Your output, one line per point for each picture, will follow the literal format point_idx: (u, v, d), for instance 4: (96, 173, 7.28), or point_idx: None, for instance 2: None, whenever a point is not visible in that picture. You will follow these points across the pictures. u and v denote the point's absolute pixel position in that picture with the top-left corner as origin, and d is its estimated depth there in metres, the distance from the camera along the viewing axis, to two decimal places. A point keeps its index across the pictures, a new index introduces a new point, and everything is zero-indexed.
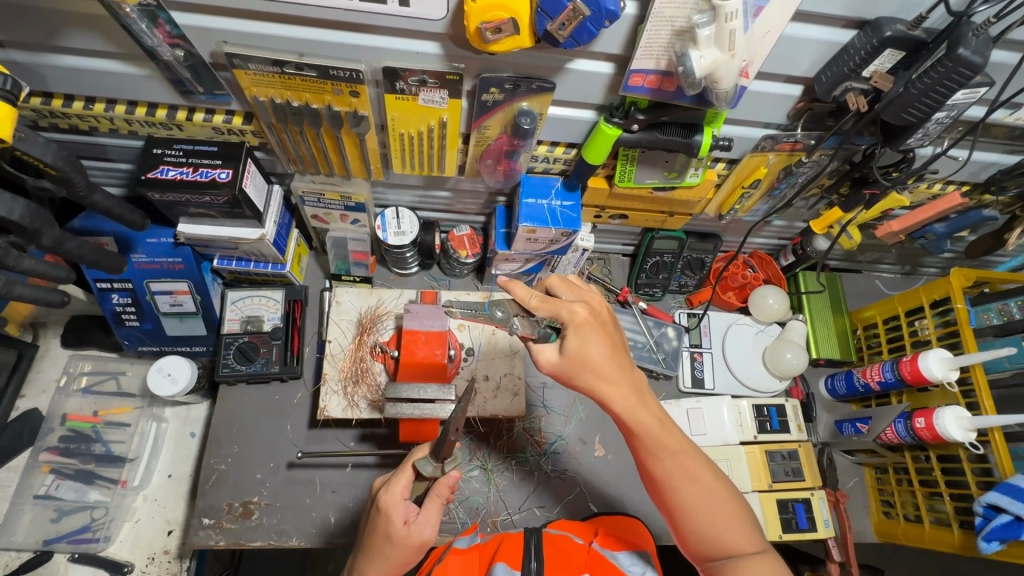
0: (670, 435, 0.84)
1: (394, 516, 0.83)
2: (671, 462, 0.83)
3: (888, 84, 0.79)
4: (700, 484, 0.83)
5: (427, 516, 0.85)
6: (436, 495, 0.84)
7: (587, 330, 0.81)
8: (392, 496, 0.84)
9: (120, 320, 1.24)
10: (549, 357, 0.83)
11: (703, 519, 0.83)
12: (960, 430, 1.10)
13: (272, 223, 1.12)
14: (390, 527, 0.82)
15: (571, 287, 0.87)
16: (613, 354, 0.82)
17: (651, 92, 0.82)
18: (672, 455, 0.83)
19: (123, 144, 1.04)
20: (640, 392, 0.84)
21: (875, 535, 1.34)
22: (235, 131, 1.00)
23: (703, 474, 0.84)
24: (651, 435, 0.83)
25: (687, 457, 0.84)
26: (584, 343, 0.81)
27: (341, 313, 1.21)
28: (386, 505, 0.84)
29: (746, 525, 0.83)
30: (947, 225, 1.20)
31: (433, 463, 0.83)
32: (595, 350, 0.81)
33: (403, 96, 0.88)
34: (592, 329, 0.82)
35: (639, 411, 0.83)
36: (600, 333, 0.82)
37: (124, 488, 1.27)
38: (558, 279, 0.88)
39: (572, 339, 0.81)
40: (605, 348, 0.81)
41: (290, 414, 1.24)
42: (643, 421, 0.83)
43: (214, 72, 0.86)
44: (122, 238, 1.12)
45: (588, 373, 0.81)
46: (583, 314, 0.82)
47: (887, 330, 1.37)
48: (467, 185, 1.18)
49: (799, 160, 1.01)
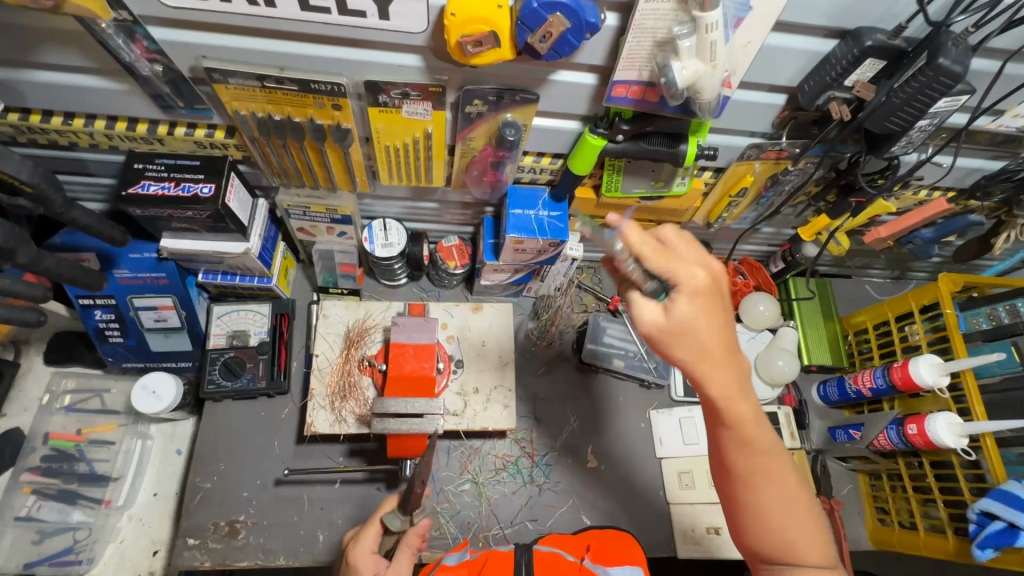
0: (763, 436, 0.77)
1: (362, 569, 0.83)
2: (757, 463, 0.77)
3: (870, 93, 0.79)
4: (783, 491, 0.78)
5: (396, 567, 0.83)
6: (407, 545, 0.86)
7: (705, 299, 0.73)
8: (360, 550, 0.86)
9: (103, 336, 1.22)
10: (650, 318, 0.74)
11: (779, 523, 0.78)
12: (952, 436, 1.09)
13: (257, 236, 1.11)
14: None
15: (693, 244, 0.77)
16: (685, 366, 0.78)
17: (635, 102, 0.81)
18: (760, 458, 0.77)
19: (104, 158, 1.03)
20: (741, 386, 0.75)
21: (871, 542, 1.33)
22: (218, 145, 0.99)
23: (791, 482, 0.78)
24: (741, 427, 0.75)
25: (778, 463, 0.78)
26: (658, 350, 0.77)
27: (327, 326, 1.19)
28: (354, 559, 0.85)
29: (822, 535, 0.79)
30: (935, 231, 1.21)
31: (401, 516, 0.85)
32: (703, 325, 0.72)
33: (386, 109, 0.87)
34: (710, 299, 0.73)
35: (737, 402, 0.74)
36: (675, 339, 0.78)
37: (108, 508, 1.24)
38: (674, 233, 0.79)
39: (657, 315, 0.73)
40: (718, 326, 0.73)
41: (277, 430, 1.22)
42: (738, 415, 0.75)
43: (193, 86, 0.85)
44: (104, 254, 1.10)
45: (689, 344, 0.73)
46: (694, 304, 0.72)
47: (877, 336, 1.37)
48: (454, 196, 1.17)
49: (786, 168, 1.01)
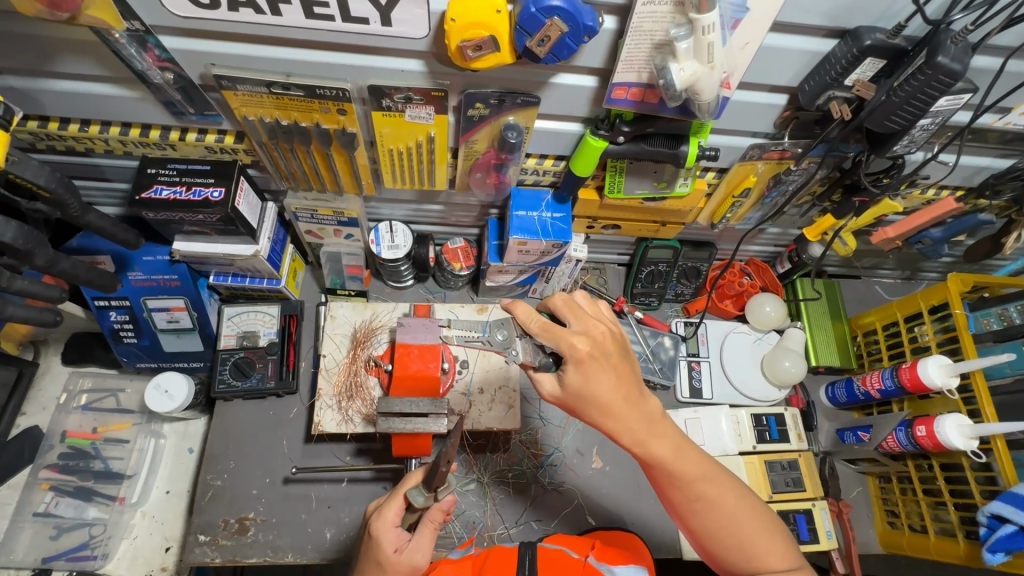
0: (685, 462, 0.83)
1: (384, 543, 0.84)
2: (689, 490, 0.83)
3: (870, 92, 0.79)
4: (723, 510, 0.83)
5: (418, 543, 0.85)
6: (429, 521, 0.86)
7: (589, 367, 0.78)
8: (384, 523, 0.85)
9: (118, 337, 1.25)
10: (551, 390, 0.82)
11: (730, 540, 0.82)
12: (962, 438, 1.08)
13: (266, 238, 1.13)
14: (379, 554, 0.83)
15: (576, 312, 0.82)
16: (619, 390, 0.79)
17: (635, 104, 0.82)
18: (690, 483, 0.82)
19: (119, 164, 1.06)
20: (652, 423, 0.82)
21: (880, 546, 1.32)
22: (227, 149, 1.01)
23: (726, 498, 0.83)
24: (666, 464, 0.82)
25: (709, 483, 0.83)
26: (587, 379, 0.78)
27: (335, 327, 1.21)
28: (378, 531, 0.85)
29: (775, 542, 0.83)
30: (944, 230, 1.19)
31: (425, 493, 0.84)
32: (597, 388, 0.79)
33: (390, 113, 0.89)
34: (595, 364, 0.79)
35: (651, 441, 0.81)
36: (603, 367, 0.79)
37: (122, 505, 1.27)
38: (563, 301, 0.83)
39: (553, 388, 0.81)
40: (612, 383, 0.79)
41: (285, 429, 1.24)
42: (657, 453, 0.82)
43: (203, 93, 0.88)
44: (118, 256, 1.13)
45: (593, 408, 0.80)
46: (592, 363, 0.79)
47: (887, 337, 1.36)
48: (459, 199, 1.19)
49: (788, 168, 1.01)
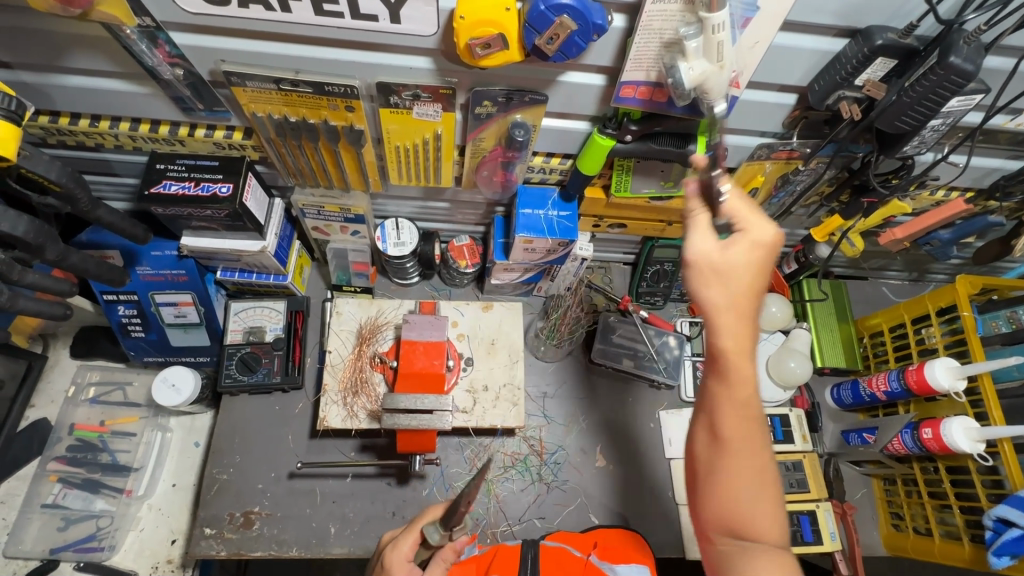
0: (745, 399, 0.72)
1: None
2: (728, 414, 0.72)
3: (881, 92, 0.78)
4: (742, 465, 0.72)
5: None
6: (442, 558, 0.86)
7: (760, 252, 0.71)
8: (398, 556, 0.86)
9: (126, 331, 1.26)
10: (703, 248, 0.70)
11: (729, 513, 0.71)
12: (968, 441, 1.08)
13: (273, 235, 1.14)
14: None
15: (738, 210, 0.72)
16: (740, 293, 0.70)
17: (643, 103, 0.82)
18: (738, 412, 0.72)
19: (128, 159, 1.07)
20: (748, 351, 0.71)
21: (885, 548, 1.31)
22: (236, 145, 1.02)
23: (757, 456, 0.71)
24: (727, 377, 0.72)
25: (750, 444, 0.72)
26: (727, 253, 0.70)
27: (340, 323, 1.22)
28: (391, 564, 0.85)
29: (776, 522, 0.71)
30: (952, 232, 1.19)
31: (441, 530, 0.83)
32: (730, 260, 0.70)
33: (398, 110, 0.89)
34: (757, 257, 0.70)
35: (740, 361, 0.71)
36: (732, 269, 0.70)
37: (129, 497, 1.28)
38: (715, 194, 0.72)
39: (713, 247, 0.70)
40: (755, 286, 0.70)
41: (291, 424, 1.25)
42: (726, 373, 0.71)
43: (213, 89, 0.88)
44: (127, 251, 1.14)
45: (706, 273, 0.71)
46: (746, 258, 0.70)
47: (893, 338, 1.35)
48: (465, 197, 1.19)
49: (797, 168, 1.00)
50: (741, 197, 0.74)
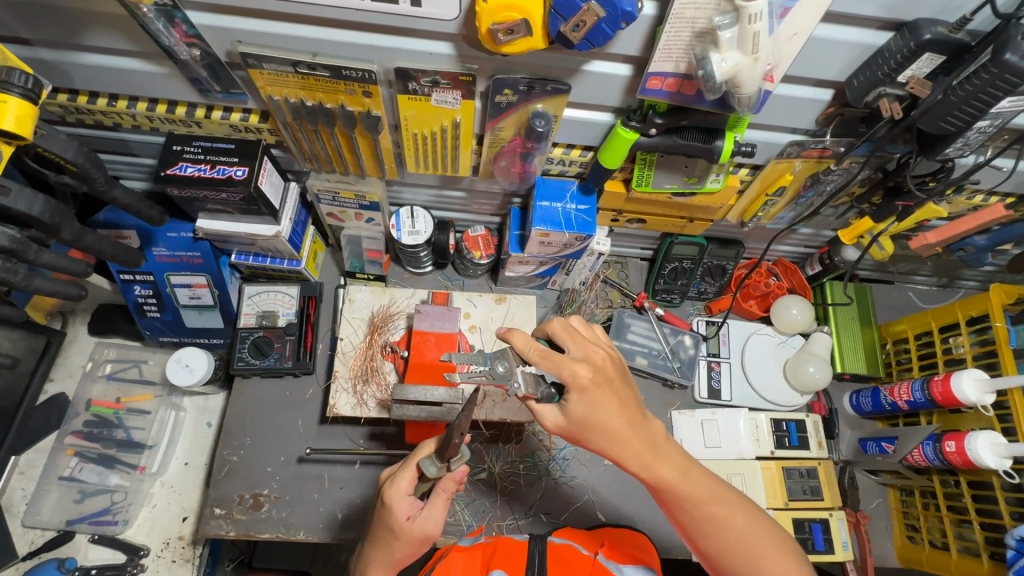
0: (692, 492, 0.80)
1: (398, 510, 0.83)
2: (698, 512, 0.80)
3: (925, 90, 0.74)
4: (732, 544, 0.80)
5: (431, 511, 0.85)
6: (442, 490, 0.85)
7: (592, 395, 0.77)
8: (397, 491, 0.84)
9: (142, 310, 1.27)
10: (554, 421, 0.80)
11: None
12: (994, 457, 1.04)
13: (288, 220, 1.13)
14: (392, 521, 0.83)
15: (574, 337, 0.81)
16: (622, 415, 0.78)
17: (670, 95, 0.79)
18: (698, 505, 0.80)
19: (146, 139, 1.06)
20: (655, 447, 0.81)
21: (897, 560, 1.28)
22: (252, 129, 1.01)
23: (736, 517, 0.80)
24: (669, 488, 0.80)
25: (721, 519, 0.80)
26: (590, 407, 0.77)
27: (353, 311, 1.21)
28: (391, 498, 0.84)
29: (787, 558, 0.79)
30: (988, 238, 1.13)
31: (438, 463, 0.82)
32: (583, 414, 0.78)
33: (416, 97, 0.87)
34: (597, 390, 0.78)
35: (658, 467, 0.80)
36: (606, 394, 0.78)
37: (142, 474, 1.30)
38: (560, 325, 0.83)
39: (559, 421, 0.80)
40: (614, 409, 0.78)
41: (302, 409, 1.26)
42: (663, 476, 0.80)
43: (230, 70, 0.86)
44: (143, 232, 1.14)
45: (598, 435, 0.79)
46: (590, 404, 0.77)
47: (918, 346, 1.30)
48: (482, 186, 1.16)
49: (828, 168, 0.96)
50: (559, 333, 0.82)
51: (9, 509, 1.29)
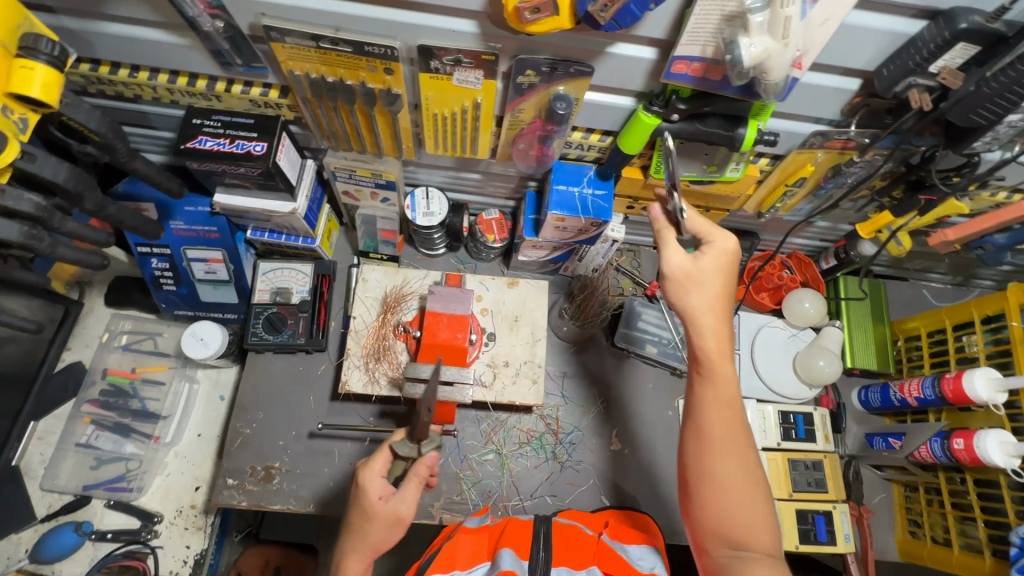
0: (728, 415, 0.81)
1: (370, 491, 0.90)
2: (725, 420, 0.81)
3: (957, 81, 0.72)
4: (722, 477, 0.79)
5: (404, 494, 0.90)
6: (415, 474, 0.90)
7: (721, 264, 0.83)
8: (370, 473, 0.91)
9: (158, 284, 1.28)
10: (676, 261, 0.83)
11: (729, 507, 0.78)
12: (1003, 456, 1.03)
13: (304, 197, 1.14)
14: (365, 501, 0.89)
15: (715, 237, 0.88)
16: (720, 300, 0.83)
17: (694, 80, 0.78)
18: (732, 410, 0.82)
19: (165, 113, 1.07)
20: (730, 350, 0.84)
21: (898, 554, 1.29)
22: (272, 104, 1.01)
23: (750, 450, 0.81)
24: (722, 380, 0.82)
25: (737, 452, 0.80)
26: (706, 275, 0.83)
27: (366, 290, 1.22)
28: (364, 480, 0.90)
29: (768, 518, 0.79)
30: (1008, 237, 1.12)
31: (409, 444, 0.90)
32: (702, 270, 0.83)
33: (438, 75, 0.86)
34: (721, 271, 0.83)
35: (725, 364, 0.83)
36: (725, 277, 0.84)
37: (157, 443, 1.33)
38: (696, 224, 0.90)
39: (680, 260, 0.83)
40: (722, 296, 0.83)
41: (313, 385, 1.27)
42: (724, 373, 0.83)
43: (252, 44, 0.86)
44: (161, 205, 1.16)
45: (692, 299, 0.83)
46: (714, 266, 0.83)
47: (931, 343, 1.30)
48: (498, 169, 1.16)
49: (850, 159, 0.95)
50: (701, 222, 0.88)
51: (28, 473, 1.32)
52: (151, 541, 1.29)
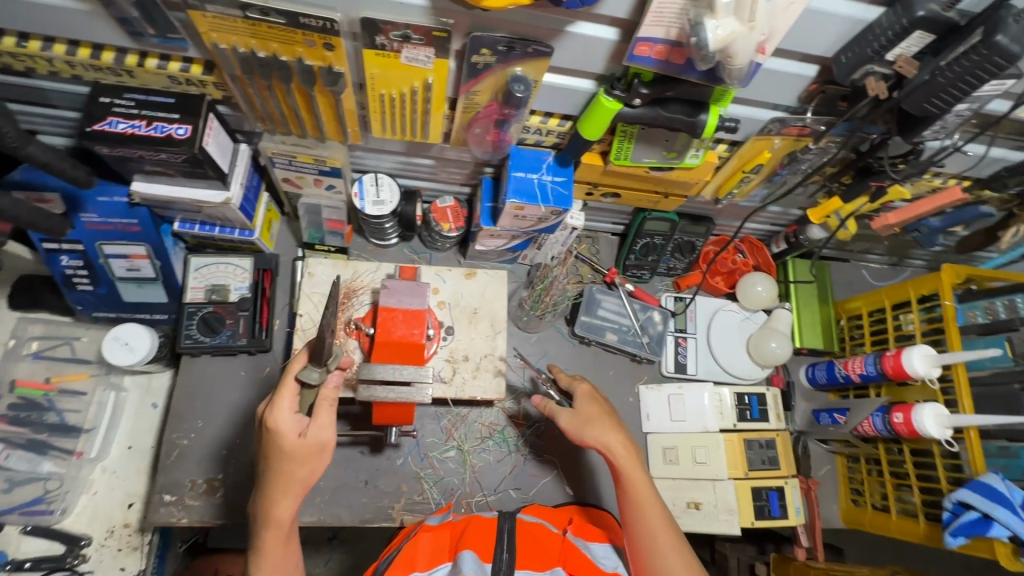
0: (648, 515, 0.93)
1: (285, 430, 0.81)
2: (641, 521, 0.92)
3: (913, 70, 0.73)
4: None
5: (318, 422, 0.83)
6: (324, 398, 0.83)
7: (593, 398, 1.01)
8: (279, 411, 0.81)
9: (71, 284, 1.14)
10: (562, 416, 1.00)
11: None
12: (937, 427, 1.10)
13: (239, 185, 1.03)
14: (282, 443, 0.81)
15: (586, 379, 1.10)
16: (607, 420, 0.99)
17: (658, 64, 0.74)
18: (641, 506, 0.93)
19: (67, 89, 0.93)
20: (632, 457, 0.96)
21: (842, 521, 1.37)
22: (194, 82, 0.90)
23: (671, 539, 0.91)
24: (631, 486, 0.94)
25: (668, 545, 0.90)
26: (588, 409, 1.00)
27: (312, 285, 1.13)
28: (274, 422, 0.81)
29: None
30: (942, 220, 1.18)
31: (318, 369, 0.82)
32: (587, 412, 0.99)
33: (384, 53, 0.79)
34: (595, 403, 1.01)
35: (632, 470, 0.95)
36: (600, 404, 1.01)
37: (80, 460, 1.20)
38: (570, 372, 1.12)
39: (567, 418, 1.00)
40: (605, 417, 0.99)
41: (258, 390, 1.18)
42: (633, 476, 0.94)
43: (166, 12, 0.75)
44: (68, 195, 1.01)
45: (584, 433, 0.98)
46: (591, 405, 1.00)
47: (871, 322, 1.37)
48: (452, 154, 1.10)
49: (806, 146, 0.95)
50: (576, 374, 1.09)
51: None
52: (79, 566, 1.18)
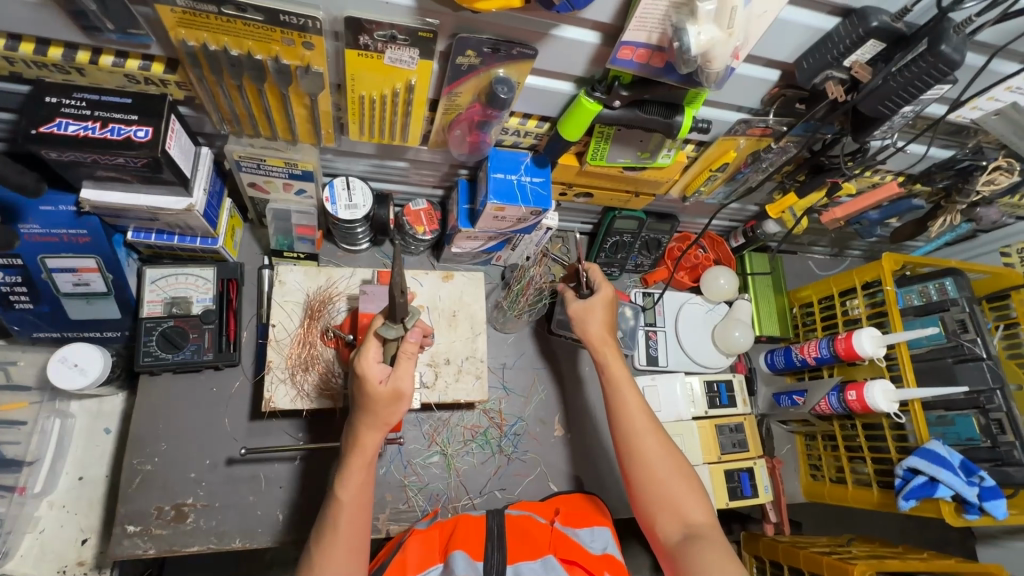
0: (625, 396, 1.05)
1: (370, 376, 0.85)
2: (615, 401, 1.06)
3: (866, 74, 0.81)
4: (648, 457, 1.00)
5: (400, 371, 0.85)
6: (406, 351, 0.85)
7: (605, 301, 1.15)
8: (366, 359, 0.86)
9: (7, 302, 1.03)
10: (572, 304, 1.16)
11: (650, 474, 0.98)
12: (886, 401, 1.20)
13: (202, 190, 0.98)
14: (367, 387, 0.84)
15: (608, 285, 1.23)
16: (605, 322, 1.14)
17: (639, 67, 0.77)
18: (615, 390, 1.07)
19: (2, 88, 0.85)
20: (614, 353, 1.11)
21: (804, 496, 1.47)
22: (155, 81, 0.84)
23: (644, 420, 1.03)
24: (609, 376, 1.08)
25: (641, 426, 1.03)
26: (594, 307, 1.14)
27: (284, 294, 1.08)
28: (362, 367, 0.85)
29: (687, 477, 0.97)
30: (880, 213, 1.27)
31: (395, 326, 0.85)
32: (595, 311, 1.14)
33: (367, 53, 0.77)
34: (602, 304, 1.15)
35: (612, 364, 1.10)
36: (606, 306, 1.15)
37: (23, 496, 1.09)
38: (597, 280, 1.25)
39: (577, 306, 1.15)
40: (604, 316, 1.14)
41: (227, 407, 1.12)
42: (612, 369, 1.09)
43: (129, 6, 0.70)
44: (6, 204, 0.92)
45: (585, 328, 1.14)
46: (601, 303, 1.15)
47: (821, 308, 1.47)
48: (427, 156, 1.09)
49: (768, 146, 1.02)
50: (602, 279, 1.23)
51: None
52: None
